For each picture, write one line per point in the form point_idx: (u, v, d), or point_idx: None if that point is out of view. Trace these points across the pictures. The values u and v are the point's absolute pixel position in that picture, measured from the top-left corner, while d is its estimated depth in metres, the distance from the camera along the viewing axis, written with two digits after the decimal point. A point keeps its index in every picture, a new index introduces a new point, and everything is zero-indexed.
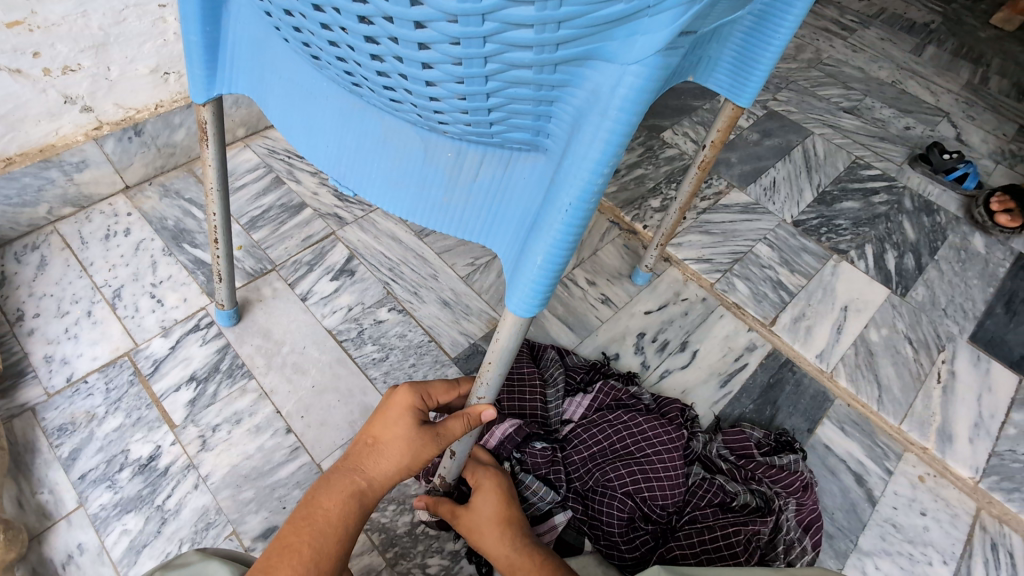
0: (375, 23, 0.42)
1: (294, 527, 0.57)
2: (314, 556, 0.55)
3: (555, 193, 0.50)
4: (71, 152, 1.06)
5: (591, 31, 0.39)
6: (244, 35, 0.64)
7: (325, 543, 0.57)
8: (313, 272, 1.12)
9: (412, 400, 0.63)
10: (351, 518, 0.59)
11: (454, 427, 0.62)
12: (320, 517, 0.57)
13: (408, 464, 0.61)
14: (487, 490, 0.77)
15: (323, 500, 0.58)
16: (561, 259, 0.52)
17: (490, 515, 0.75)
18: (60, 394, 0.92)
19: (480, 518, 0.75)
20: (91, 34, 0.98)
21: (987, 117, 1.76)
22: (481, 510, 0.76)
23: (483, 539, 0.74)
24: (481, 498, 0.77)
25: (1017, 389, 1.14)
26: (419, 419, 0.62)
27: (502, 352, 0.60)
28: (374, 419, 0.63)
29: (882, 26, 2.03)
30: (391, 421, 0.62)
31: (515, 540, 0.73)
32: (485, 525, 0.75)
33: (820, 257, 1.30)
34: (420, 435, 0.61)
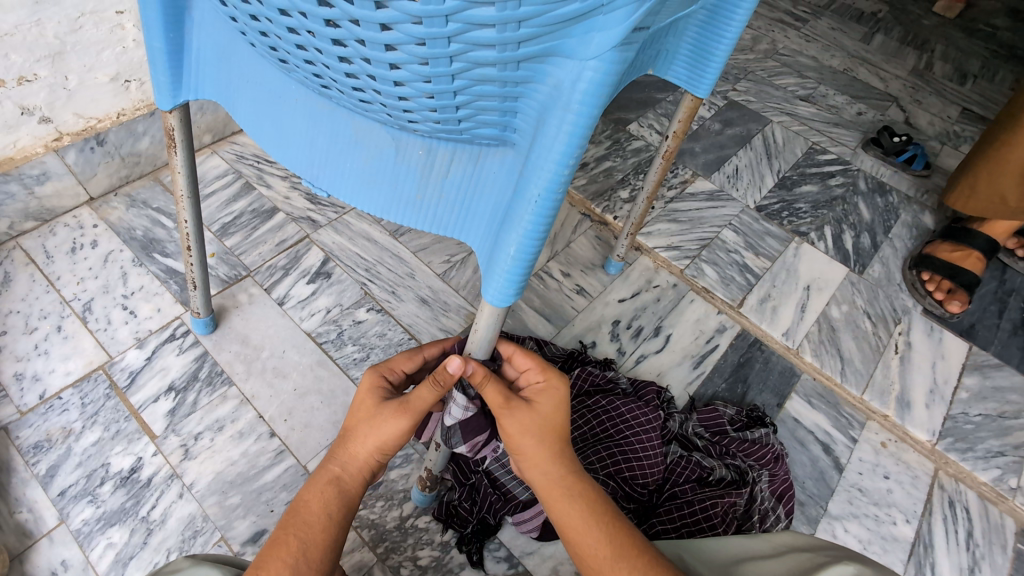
0: (341, 26, 0.43)
1: (281, 523, 0.58)
2: (302, 546, 0.56)
3: (526, 180, 0.52)
4: (31, 165, 1.04)
5: (550, 29, 0.41)
6: (209, 41, 0.65)
7: (312, 533, 0.57)
8: (289, 275, 1.12)
9: (375, 379, 0.63)
10: (336, 508, 0.59)
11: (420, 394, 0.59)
12: (303, 508, 0.59)
13: (379, 442, 0.60)
14: (556, 393, 0.62)
15: (305, 493, 0.60)
16: (535, 248, 0.54)
17: (549, 426, 0.61)
18: (34, 411, 0.90)
19: (541, 423, 0.61)
20: (47, 43, 0.96)
21: (932, 101, 1.85)
22: (543, 412, 0.61)
23: (533, 444, 0.60)
24: (547, 401, 0.62)
25: (968, 355, 1.21)
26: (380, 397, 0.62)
27: (482, 339, 0.62)
28: (346, 413, 0.64)
29: (833, 16, 2.11)
30: (359, 403, 0.63)
31: (573, 464, 0.63)
32: (543, 431, 0.60)
33: (782, 239, 1.36)
34: (381, 410, 0.60)
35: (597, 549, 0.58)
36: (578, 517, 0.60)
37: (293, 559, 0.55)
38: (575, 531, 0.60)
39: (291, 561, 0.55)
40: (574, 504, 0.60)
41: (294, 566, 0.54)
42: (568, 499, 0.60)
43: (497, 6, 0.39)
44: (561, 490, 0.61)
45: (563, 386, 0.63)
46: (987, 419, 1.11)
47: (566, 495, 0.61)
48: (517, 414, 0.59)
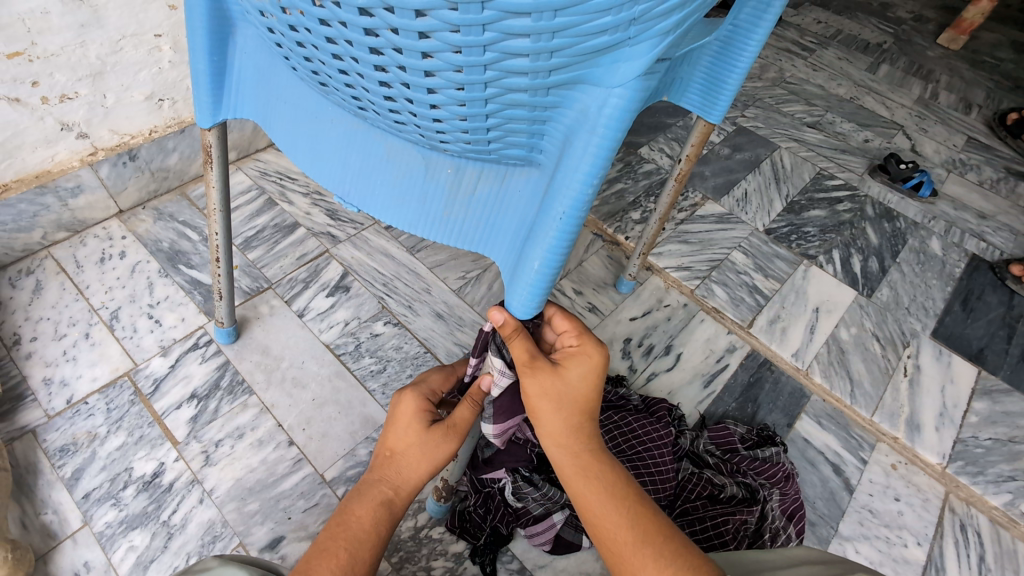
0: (385, 54, 0.46)
1: (329, 533, 0.58)
2: (352, 559, 0.56)
3: (551, 201, 0.55)
4: (67, 178, 1.08)
5: (579, 60, 0.45)
6: (251, 63, 0.69)
7: (361, 547, 0.58)
8: (309, 288, 1.15)
9: (421, 404, 0.64)
10: (385, 526, 0.60)
11: (463, 412, 0.64)
12: (354, 523, 0.59)
13: (431, 465, 0.63)
14: (586, 359, 0.60)
15: (356, 508, 0.60)
16: (558, 262, 0.57)
17: (575, 396, 0.59)
18: (60, 416, 0.92)
19: (566, 392, 0.59)
20: (89, 63, 1.01)
21: (937, 130, 1.89)
22: (572, 381, 0.59)
23: (554, 413, 0.59)
24: (576, 369, 0.59)
25: (977, 379, 1.22)
26: (429, 421, 0.63)
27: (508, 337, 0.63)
28: (389, 432, 0.64)
29: (839, 46, 2.16)
30: (406, 423, 0.63)
31: (593, 440, 0.62)
32: (566, 403, 0.59)
33: (791, 262, 1.38)
34: (436, 436, 0.63)
35: (614, 529, 0.59)
36: (595, 496, 0.60)
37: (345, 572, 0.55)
38: (593, 510, 0.60)
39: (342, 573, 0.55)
40: (591, 483, 0.60)
41: None
42: (585, 478, 0.60)
43: (531, 39, 0.42)
44: (577, 470, 0.60)
45: (597, 355, 0.60)
46: (998, 443, 1.12)
47: (583, 474, 0.60)
48: (541, 378, 0.57)
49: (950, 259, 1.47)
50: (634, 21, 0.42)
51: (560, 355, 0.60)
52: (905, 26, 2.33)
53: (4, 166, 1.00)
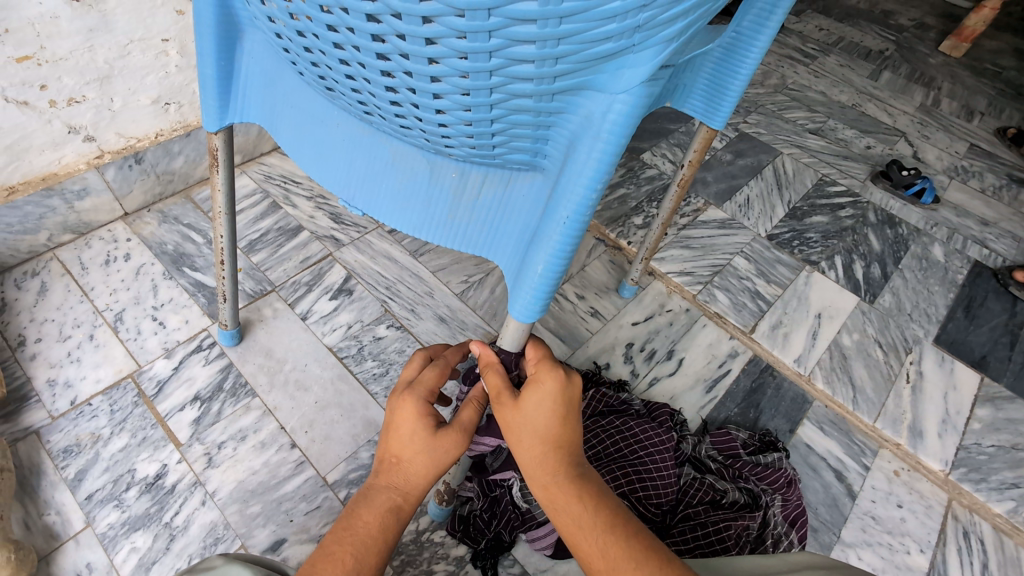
0: (392, 59, 0.47)
1: (336, 537, 0.57)
2: (360, 566, 0.56)
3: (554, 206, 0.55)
4: (73, 180, 1.09)
5: (584, 66, 0.45)
6: (258, 68, 0.69)
7: (369, 552, 0.57)
8: (312, 291, 1.15)
9: (422, 408, 0.60)
10: (393, 530, 0.59)
11: (469, 416, 0.63)
12: (362, 529, 0.58)
13: (437, 469, 0.61)
14: (539, 386, 0.57)
15: (363, 513, 0.59)
16: (560, 266, 0.57)
17: (533, 428, 0.56)
18: (64, 417, 0.93)
19: (525, 425, 0.56)
20: (97, 67, 1.02)
21: (939, 137, 1.89)
22: (528, 411, 0.56)
23: (518, 445, 0.56)
24: (532, 397, 0.56)
25: (980, 386, 1.21)
26: (433, 425, 0.60)
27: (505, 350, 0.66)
28: (391, 437, 0.61)
29: (841, 53, 2.17)
30: (408, 428, 0.60)
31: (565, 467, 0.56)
32: (524, 435, 0.56)
33: (793, 268, 1.38)
34: (442, 441, 0.60)
35: (597, 564, 0.53)
36: (572, 530, 0.55)
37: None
38: (575, 548, 0.54)
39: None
40: (567, 514, 0.55)
41: None
42: (558, 513, 0.55)
43: (537, 45, 0.42)
44: (550, 505, 0.56)
45: (552, 381, 0.56)
46: (1001, 450, 1.11)
47: (555, 509, 0.56)
48: (500, 411, 0.57)
49: (953, 265, 1.47)
50: (639, 28, 0.42)
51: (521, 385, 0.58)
52: (907, 33, 2.34)
53: (11, 168, 1.01)
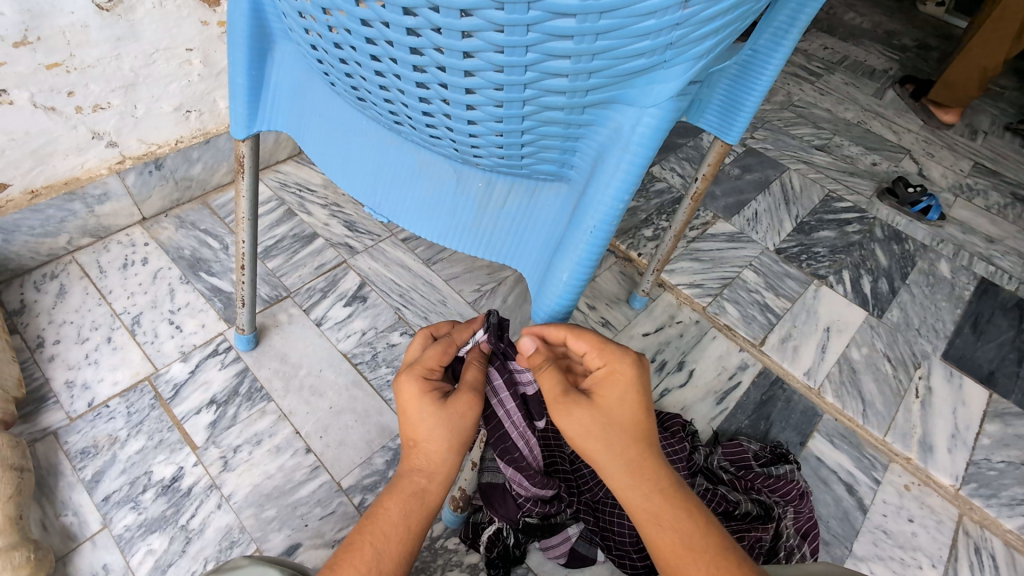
0: (428, 72, 0.48)
1: (359, 531, 0.58)
2: (382, 556, 0.56)
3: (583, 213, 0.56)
4: (95, 185, 1.11)
5: (616, 81, 0.46)
6: (287, 78, 0.71)
7: (391, 542, 0.57)
8: (327, 298, 1.16)
9: (428, 380, 0.59)
10: (417, 516, 0.58)
11: (474, 373, 0.61)
12: (382, 520, 0.58)
13: (457, 441, 0.59)
14: (621, 380, 0.60)
15: (383, 504, 0.58)
16: (584, 274, 0.58)
17: (623, 435, 0.59)
18: (81, 418, 0.93)
19: (614, 430, 0.59)
20: (123, 75, 1.04)
21: (944, 155, 1.92)
22: (619, 414, 0.59)
23: (604, 448, 0.60)
24: (613, 394, 0.60)
25: (988, 402, 1.22)
26: (440, 396, 0.59)
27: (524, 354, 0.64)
28: (403, 421, 0.60)
29: (846, 72, 2.21)
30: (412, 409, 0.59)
31: (660, 481, 0.62)
32: (615, 439, 0.59)
33: (802, 281, 1.40)
34: (453, 411, 0.58)
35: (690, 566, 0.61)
36: (670, 542, 0.62)
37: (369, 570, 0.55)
38: (662, 549, 0.62)
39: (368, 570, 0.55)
40: (667, 525, 0.62)
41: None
42: (657, 524, 0.62)
43: (572, 60, 0.43)
44: (648, 514, 0.62)
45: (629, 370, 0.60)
46: (1011, 466, 1.11)
47: (655, 518, 0.62)
48: (582, 412, 0.59)
49: (959, 281, 1.48)
50: (671, 45, 0.43)
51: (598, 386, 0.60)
52: (910, 53, 2.38)
53: (35, 172, 1.03)
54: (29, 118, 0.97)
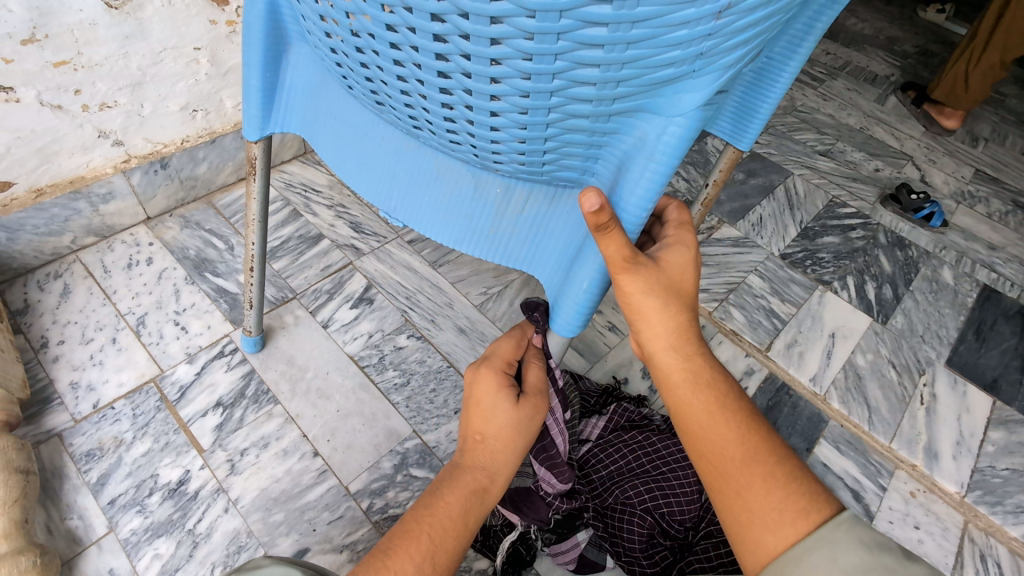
0: (453, 77, 0.48)
1: (416, 516, 0.60)
2: (435, 548, 0.58)
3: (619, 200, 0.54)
4: (100, 184, 1.10)
5: (643, 90, 0.46)
6: (302, 80, 0.70)
7: (444, 534, 0.60)
8: (333, 300, 1.16)
9: (504, 380, 0.64)
10: (472, 516, 0.62)
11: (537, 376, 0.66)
12: (442, 510, 0.61)
13: (520, 446, 0.65)
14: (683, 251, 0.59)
15: (446, 496, 0.62)
16: (604, 281, 0.58)
17: (680, 296, 0.58)
18: (87, 420, 0.93)
19: (674, 289, 0.58)
20: (130, 73, 1.02)
21: (946, 161, 1.93)
22: (681, 278, 0.58)
23: (663, 312, 0.58)
24: (677, 260, 0.58)
25: (992, 409, 1.23)
26: (514, 395, 0.64)
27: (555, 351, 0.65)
28: (474, 416, 0.65)
29: (848, 78, 2.22)
30: (487, 402, 0.64)
31: (700, 348, 0.62)
32: (671, 298, 0.57)
33: (807, 287, 1.40)
34: (526, 412, 0.64)
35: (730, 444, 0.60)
36: (705, 410, 0.61)
37: (425, 560, 0.57)
38: (704, 430, 0.61)
39: (421, 558, 0.57)
40: (703, 393, 0.61)
41: (425, 565, 0.57)
42: (695, 389, 0.61)
43: (601, 69, 0.43)
44: (684, 377, 0.61)
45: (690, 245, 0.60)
46: (1015, 474, 1.12)
47: (692, 382, 0.61)
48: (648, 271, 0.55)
49: (962, 288, 1.49)
50: (701, 56, 0.43)
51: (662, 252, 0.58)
52: (911, 59, 2.39)
53: (40, 171, 1.02)
54: (36, 116, 0.95)
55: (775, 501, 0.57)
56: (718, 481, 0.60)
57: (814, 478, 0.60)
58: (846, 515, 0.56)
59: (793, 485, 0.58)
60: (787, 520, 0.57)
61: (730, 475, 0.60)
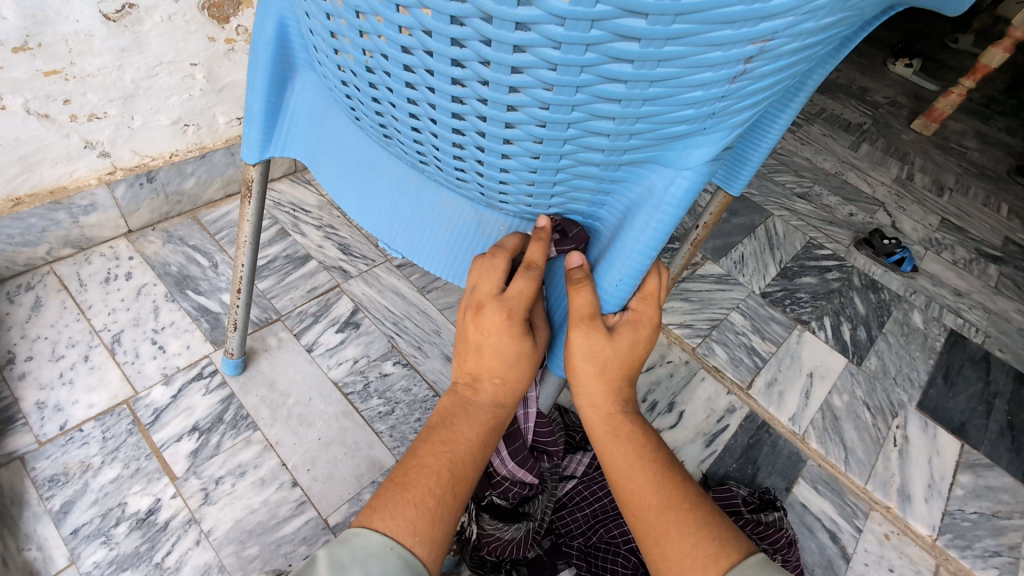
0: (468, 120, 0.48)
1: (433, 450, 0.60)
2: (452, 481, 0.59)
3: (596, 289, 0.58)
4: (82, 195, 1.07)
5: (654, 144, 0.47)
6: (306, 107, 0.70)
7: (460, 464, 0.60)
8: (318, 323, 1.14)
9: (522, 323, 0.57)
10: (487, 446, 0.63)
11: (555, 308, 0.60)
12: (460, 444, 0.60)
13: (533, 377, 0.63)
14: (639, 324, 0.60)
15: (463, 431, 0.61)
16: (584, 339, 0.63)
17: (614, 363, 0.60)
18: (52, 443, 0.89)
19: (613, 358, 0.59)
20: (123, 86, 1.00)
21: (915, 209, 2.02)
22: (623, 346, 0.60)
23: (594, 372, 0.60)
24: (628, 333, 0.59)
25: (961, 452, 1.26)
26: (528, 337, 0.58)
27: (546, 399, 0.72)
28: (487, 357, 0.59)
29: (824, 124, 2.32)
30: (509, 347, 0.58)
31: (625, 402, 0.64)
32: (607, 366, 0.60)
33: (786, 326, 1.44)
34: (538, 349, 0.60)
35: (648, 499, 0.62)
36: (626, 461, 0.63)
37: (445, 490, 0.58)
38: (626, 481, 0.63)
39: (439, 488, 0.58)
40: (624, 444, 0.63)
41: (442, 495, 0.58)
42: (616, 440, 0.63)
43: (615, 122, 0.44)
44: (609, 430, 0.63)
45: (652, 321, 0.61)
46: (982, 517, 1.15)
47: (614, 434, 0.63)
48: (591, 336, 0.57)
49: (931, 332, 1.54)
50: (713, 115, 0.44)
51: (614, 318, 0.59)
52: (882, 109, 2.52)
53: (20, 180, 0.99)
54: (20, 124, 0.93)
55: (689, 548, 0.59)
56: (640, 532, 0.62)
57: (735, 533, 0.61)
58: (753, 561, 0.57)
59: (706, 530, 0.60)
60: (699, 566, 0.58)
61: (649, 530, 0.62)
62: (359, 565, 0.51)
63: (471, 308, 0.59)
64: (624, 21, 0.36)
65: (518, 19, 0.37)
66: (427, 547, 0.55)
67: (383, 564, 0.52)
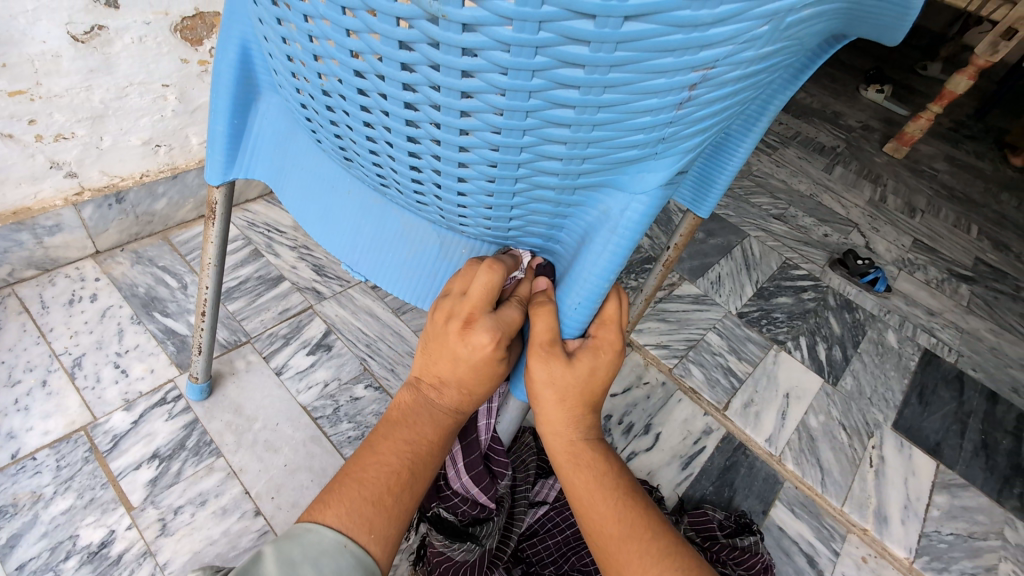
0: (422, 143, 0.48)
1: (391, 444, 0.58)
2: (408, 478, 0.58)
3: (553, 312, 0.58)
4: (47, 216, 1.05)
5: (608, 169, 0.47)
6: (270, 128, 0.69)
7: (419, 465, 0.59)
8: (289, 345, 1.12)
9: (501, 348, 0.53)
10: (444, 442, 0.61)
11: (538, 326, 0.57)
12: (420, 442, 0.58)
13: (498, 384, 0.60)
14: (599, 352, 0.59)
15: (425, 431, 0.58)
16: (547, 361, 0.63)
17: (575, 391, 0.59)
18: (3, 472, 0.86)
19: (574, 386, 0.59)
20: (91, 106, 0.99)
21: (888, 230, 2.06)
22: (583, 373, 0.59)
23: (557, 400, 0.59)
24: (588, 362, 0.58)
25: (936, 473, 1.27)
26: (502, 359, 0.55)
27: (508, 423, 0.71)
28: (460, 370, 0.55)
29: (799, 147, 2.37)
30: (489, 366, 0.54)
31: (589, 428, 0.63)
32: (568, 394, 0.59)
33: (762, 346, 1.44)
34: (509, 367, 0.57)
35: (610, 529, 0.63)
36: (589, 490, 0.63)
37: (401, 490, 0.58)
38: (589, 509, 0.64)
39: (395, 486, 0.57)
40: (586, 472, 0.63)
41: (399, 493, 0.57)
42: (577, 469, 0.63)
43: (567, 147, 0.44)
44: (571, 458, 0.63)
45: (613, 349, 0.60)
46: (958, 539, 1.15)
47: (575, 462, 0.63)
48: (550, 366, 0.56)
49: (906, 352, 1.56)
50: (663, 140, 0.45)
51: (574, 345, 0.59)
52: (855, 133, 2.58)
53: None
54: None
55: None
56: (601, 557, 0.64)
57: (690, 561, 0.63)
58: None
59: (667, 561, 0.62)
60: None
61: (611, 557, 0.63)
62: (310, 563, 0.51)
63: (458, 320, 0.52)
64: (567, 48, 0.36)
65: (464, 45, 0.37)
66: (381, 543, 0.55)
67: (336, 564, 0.51)
